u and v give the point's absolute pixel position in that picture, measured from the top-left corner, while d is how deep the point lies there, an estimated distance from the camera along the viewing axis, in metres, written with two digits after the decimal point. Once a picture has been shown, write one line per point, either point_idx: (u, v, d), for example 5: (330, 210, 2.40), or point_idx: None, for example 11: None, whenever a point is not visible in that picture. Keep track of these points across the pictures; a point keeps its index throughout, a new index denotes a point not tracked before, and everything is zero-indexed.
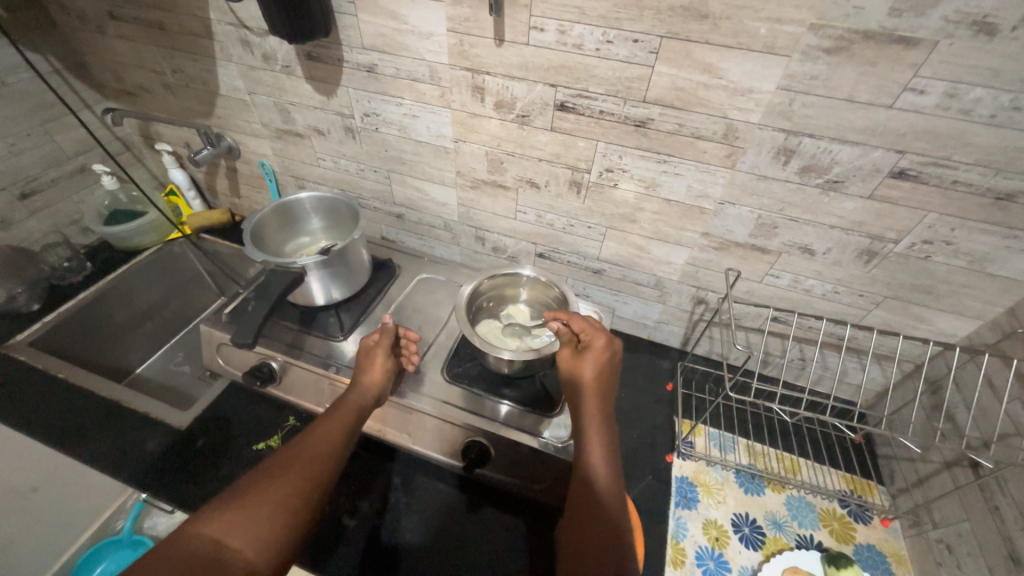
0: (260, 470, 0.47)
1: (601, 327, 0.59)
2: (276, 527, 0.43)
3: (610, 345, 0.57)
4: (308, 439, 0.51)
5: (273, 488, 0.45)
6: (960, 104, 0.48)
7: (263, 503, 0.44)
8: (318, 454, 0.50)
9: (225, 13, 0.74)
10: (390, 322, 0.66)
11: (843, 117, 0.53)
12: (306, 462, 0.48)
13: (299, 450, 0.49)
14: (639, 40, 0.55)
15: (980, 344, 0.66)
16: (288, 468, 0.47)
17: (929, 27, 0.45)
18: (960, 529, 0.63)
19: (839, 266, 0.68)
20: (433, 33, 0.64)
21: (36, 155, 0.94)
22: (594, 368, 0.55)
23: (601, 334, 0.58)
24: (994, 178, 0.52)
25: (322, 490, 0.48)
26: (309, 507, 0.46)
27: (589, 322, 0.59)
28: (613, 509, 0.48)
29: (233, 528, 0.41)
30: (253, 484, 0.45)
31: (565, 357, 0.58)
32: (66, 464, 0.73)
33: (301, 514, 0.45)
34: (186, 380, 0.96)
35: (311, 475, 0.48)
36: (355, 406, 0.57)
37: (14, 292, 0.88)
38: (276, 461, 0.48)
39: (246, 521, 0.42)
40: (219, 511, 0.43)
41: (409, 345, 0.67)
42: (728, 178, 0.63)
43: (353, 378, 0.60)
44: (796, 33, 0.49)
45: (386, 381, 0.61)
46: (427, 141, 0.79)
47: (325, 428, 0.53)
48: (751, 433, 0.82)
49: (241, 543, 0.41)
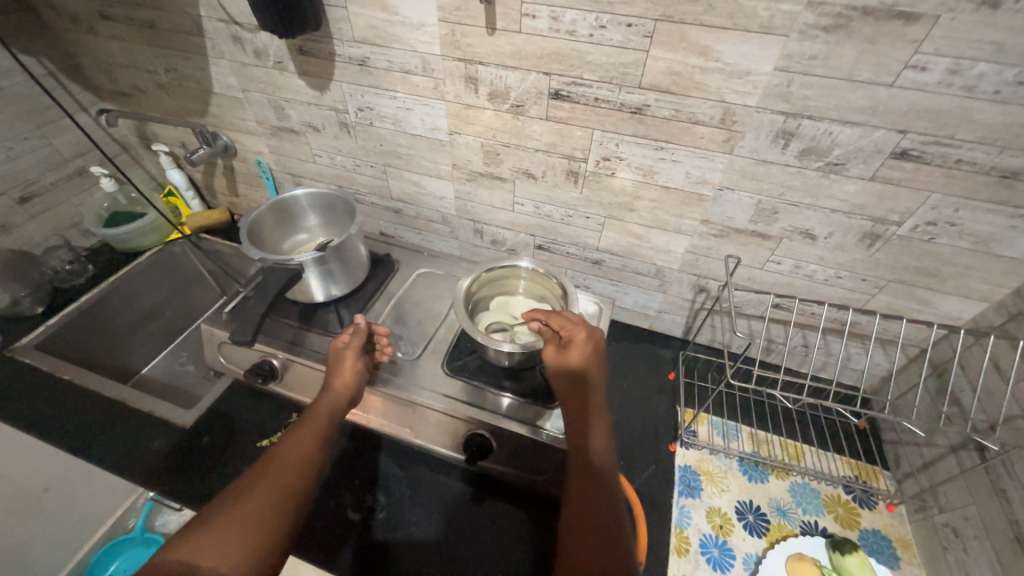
0: (231, 489, 0.47)
1: (582, 320, 0.58)
2: (245, 543, 0.43)
3: (592, 335, 0.57)
4: (279, 452, 0.51)
5: (243, 505, 0.45)
6: (962, 81, 0.47)
7: (232, 521, 0.44)
8: (290, 465, 0.50)
9: (215, 9, 0.74)
10: (362, 322, 0.65)
11: (843, 97, 0.52)
12: (278, 475, 0.49)
13: (269, 464, 0.50)
14: (632, 23, 0.54)
15: (986, 326, 0.65)
16: (257, 484, 0.47)
17: (930, 2, 0.44)
18: (965, 513, 0.63)
19: (841, 251, 0.67)
20: (425, 24, 0.63)
21: (34, 159, 0.94)
22: (582, 359, 0.55)
23: (583, 326, 0.57)
24: (999, 156, 0.51)
25: (296, 501, 0.48)
26: (281, 517, 0.46)
27: (569, 317, 0.58)
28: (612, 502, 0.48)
29: (203, 548, 0.41)
30: (222, 505, 0.45)
31: (550, 355, 0.57)
32: (78, 464, 0.74)
33: (275, 525, 0.45)
34: (191, 380, 0.97)
35: (283, 486, 0.48)
36: (328, 412, 0.57)
37: (18, 296, 0.89)
38: (246, 478, 0.48)
39: (215, 541, 0.42)
40: (188, 536, 0.43)
41: (381, 339, 0.66)
42: (726, 163, 0.62)
43: (325, 382, 0.61)
44: (793, 12, 0.48)
45: (357, 378, 0.62)
46: (422, 134, 0.78)
47: (297, 437, 0.53)
48: (755, 421, 0.82)
49: (211, 563, 0.40)
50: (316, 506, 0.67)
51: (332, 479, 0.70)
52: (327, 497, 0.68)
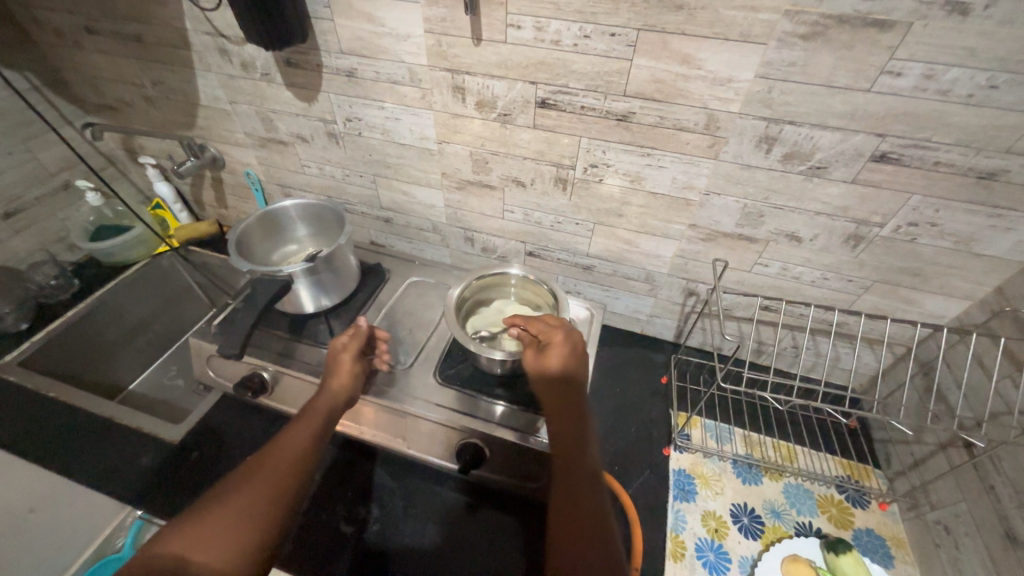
0: (225, 484, 0.47)
1: (561, 323, 0.59)
2: (238, 538, 0.42)
3: (570, 337, 0.58)
4: (277, 446, 0.51)
5: (237, 500, 0.45)
6: (937, 85, 0.48)
7: (225, 515, 0.43)
8: (284, 461, 0.49)
9: (201, 22, 0.74)
10: (365, 324, 0.66)
11: (822, 103, 0.53)
12: (273, 470, 0.48)
13: (266, 458, 0.49)
14: (616, 33, 0.55)
15: (970, 324, 0.66)
16: (251, 479, 0.47)
17: (903, 9, 0.45)
18: (956, 509, 0.63)
19: (826, 252, 0.68)
20: (411, 35, 0.64)
21: (17, 173, 0.93)
22: (560, 362, 0.55)
23: (561, 329, 0.58)
24: (975, 157, 0.52)
25: (289, 497, 0.47)
26: (275, 513, 0.45)
27: (548, 321, 0.59)
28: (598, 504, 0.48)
29: (195, 543, 0.41)
30: (215, 499, 0.45)
31: (530, 358, 0.58)
32: (64, 485, 0.70)
33: (269, 521, 0.44)
34: (181, 395, 0.95)
35: (277, 482, 0.47)
36: (324, 411, 0.57)
37: (2, 312, 0.87)
38: (240, 473, 0.48)
39: (208, 535, 0.41)
40: (180, 529, 0.42)
41: (381, 345, 0.68)
42: (712, 169, 0.63)
43: (323, 383, 0.61)
44: (772, 21, 0.49)
45: (355, 381, 0.62)
46: (411, 144, 0.78)
47: (293, 434, 0.52)
48: (747, 423, 0.82)
49: (203, 557, 0.40)
50: (308, 520, 0.66)
51: (324, 492, 0.69)
52: (319, 510, 0.67)
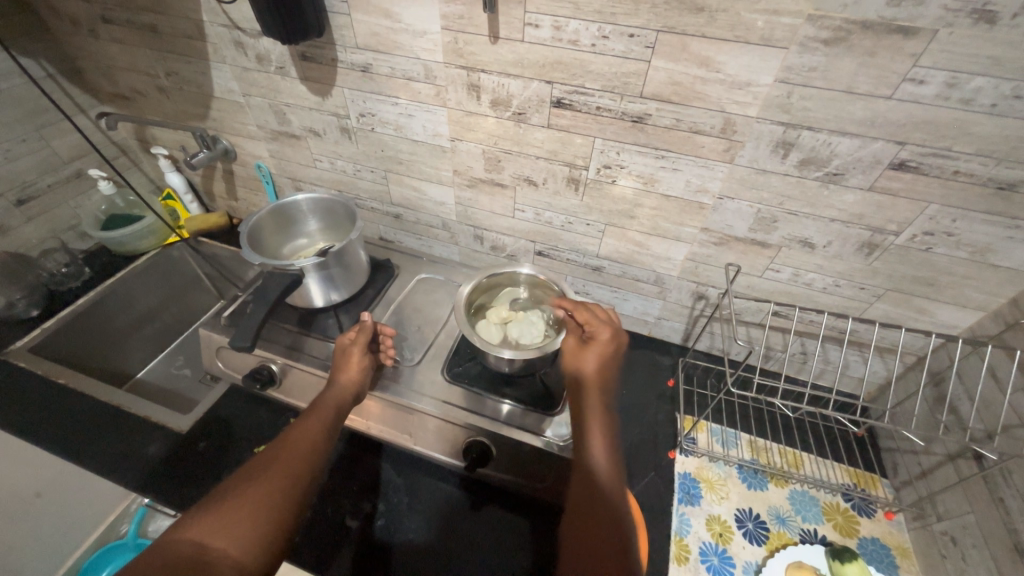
0: (239, 475, 0.47)
1: (609, 320, 0.59)
2: (258, 523, 0.43)
3: (616, 338, 0.58)
4: (291, 439, 0.51)
5: (253, 488, 0.45)
6: (960, 93, 0.48)
7: (241, 504, 0.43)
8: (297, 453, 0.50)
9: (217, 14, 0.74)
10: (369, 320, 0.66)
11: (842, 109, 0.53)
12: (285, 462, 0.48)
13: (280, 450, 0.50)
14: (635, 34, 0.54)
15: (983, 335, 0.66)
16: (268, 468, 0.47)
17: (928, 16, 0.44)
18: (964, 521, 0.63)
19: (840, 259, 0.67)
20: (427, 32, 0.64)
21: (32, 161, 0.94)
22: (596, 359, 0.57)
23: (608, 326, 0.58)
24: (995, 167, 0.52)
25: (303, 489, 0.47)
26: (291, 500, 0.46)
27: (596, 313, 0.60)
28: (611, 492, 0.48)
29: (214, 530, 0.41)
30: (230, 488, 0.45)
31: (569, 345, 0.60)
32: (68, 472, 0.71)
33: (286, 509, 0.45)
34: (187, 384, 0.96)
35: (292, 471, 0.48)
36: (334, 405, 0.57)
37: (13, 299, 0.88)
38: (254, 464, 0.48)
39: (225, 521, 0.42)
40: (197, 517, 0.42)
41: (386, 341, 0.68)
42: (727, 172, 0.63)
43: (329, 376, 0.61)
44: (794, 25, 0.48)
45: (363, 379, 0.62)
46: (423, 141, 0.78)
47: (305, 427, 0.53)
48: (754, 429, 0.82)
49: (224, 543, 0.41)
50: (314, 513, 0.66)
51: (330, 485, 0.69)
52: (325, 503, 0.67)
